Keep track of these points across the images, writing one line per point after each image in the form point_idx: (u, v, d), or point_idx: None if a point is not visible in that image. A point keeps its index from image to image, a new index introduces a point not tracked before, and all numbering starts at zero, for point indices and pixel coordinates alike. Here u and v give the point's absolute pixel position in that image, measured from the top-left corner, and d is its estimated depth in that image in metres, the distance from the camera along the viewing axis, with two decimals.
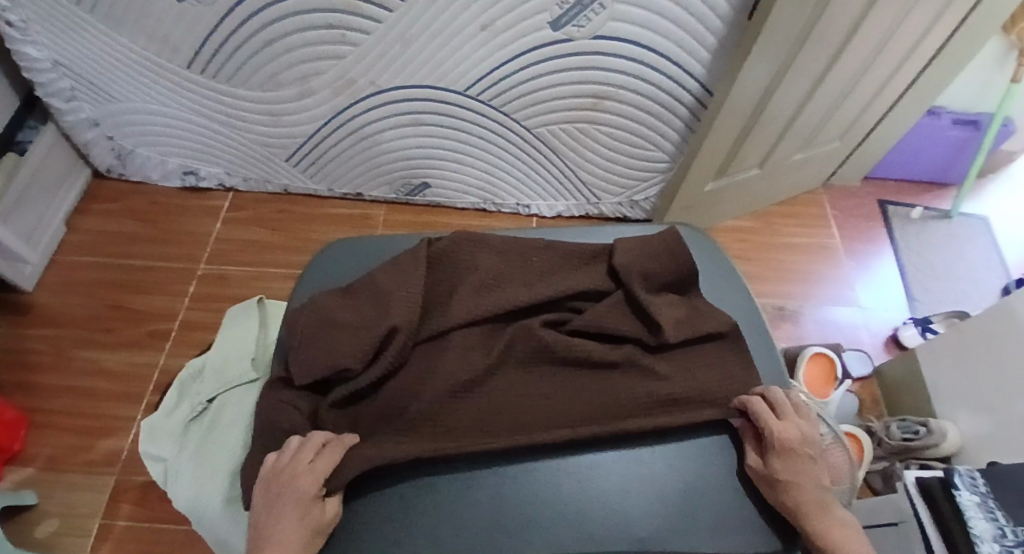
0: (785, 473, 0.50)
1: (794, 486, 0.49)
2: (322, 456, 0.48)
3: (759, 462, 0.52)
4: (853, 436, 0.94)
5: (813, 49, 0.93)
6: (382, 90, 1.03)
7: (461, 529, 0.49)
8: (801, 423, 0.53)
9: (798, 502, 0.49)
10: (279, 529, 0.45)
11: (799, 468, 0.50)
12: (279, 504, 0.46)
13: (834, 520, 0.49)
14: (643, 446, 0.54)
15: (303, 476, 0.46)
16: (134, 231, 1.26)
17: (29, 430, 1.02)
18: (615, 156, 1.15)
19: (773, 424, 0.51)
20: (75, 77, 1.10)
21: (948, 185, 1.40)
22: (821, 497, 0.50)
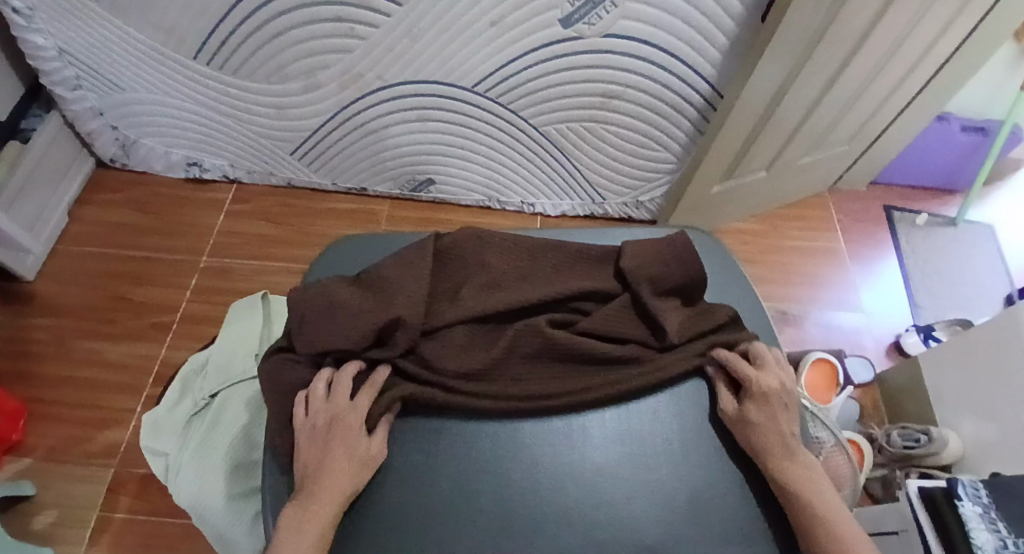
0: (756, 416, 0.52)
1: (763, 427, 0.51)
2: (358, 394, 0.51)
3: (734, 407, 0.53)
4: (853, 442, 0.94)
5: (824, 52, 0.92)
6: (389, 85, 1.03)
7: (445, 468, 0.51)
8: (780, 373, 0.54)
9: (766, 442, 0.51)
10: (328, 464, 0.48)
11: (771, 412, 0.52)
12: (325, 447, 0.49)
13: (799, 462, 0.50)
14: (649, 453, 0.53)
15: (347, 413, 0.50)
16: (137, 222, 1.26)
17: (30, 420, 1.02)
18: (622, 156, 1.14)
19: (749, 371, 0.53)
20: (80, 65, 1.09)
21: (954, 192, 1.39)
22: (790, 441, 0.51)
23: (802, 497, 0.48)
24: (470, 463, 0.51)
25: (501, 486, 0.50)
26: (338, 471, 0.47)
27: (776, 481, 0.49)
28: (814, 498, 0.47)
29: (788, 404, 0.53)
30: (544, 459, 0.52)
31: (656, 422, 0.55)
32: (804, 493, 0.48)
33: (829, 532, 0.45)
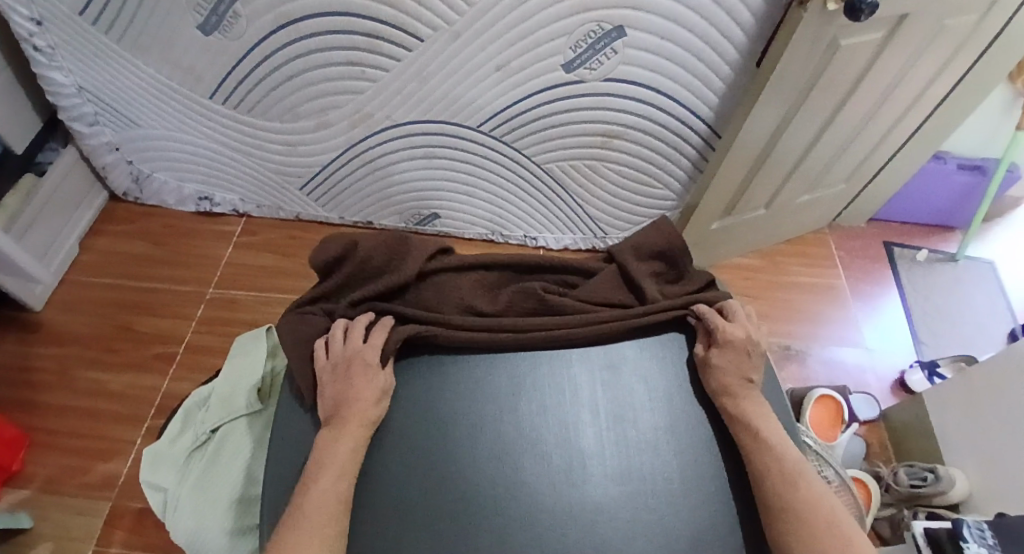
0: (719, 359, 0.56)
1: (724, 370, 0.56)
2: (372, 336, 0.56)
3: (702, 353, 0.58)
4: (859, 480, 0.93)
5: (819, 96, 0.95)
6: (397, 124, 1.06)
7: (431, 417, 0.55)
8: (748, 327, 0.59)
9: (726, 385, 0.55)
10: (351, 393, 0.52)
11: (735, 359, 0.56)
12: (345, 382, 0.53)
13: (753, 403, 0.55)
14: (651, 494, 0.52)
15: (365, 350, 0.55)
16: (146, 253, 1.28)
17: (30, 450, 1.02)
18: (623, 192, 1.17)
19: (719, 322, 0.58)
20: (98, 102, 1.13)
21: (954, 230, 1.41)
22: (745, 383, 0.55)
23: (750, 426, 0.53)
24: (469, 502, 0.50)
25: (496, 516, 0.50)
26: (352, 434, 0.51)
27: (729, 414, 0.54)
28: (759, 425, 0.52)
29: (752, 353, 0.57)
30: (535, 464, 0.53)
31: (657, 461, 0.54)
32: (752, 420, 0.53)
33: (773, 455, 0.51)
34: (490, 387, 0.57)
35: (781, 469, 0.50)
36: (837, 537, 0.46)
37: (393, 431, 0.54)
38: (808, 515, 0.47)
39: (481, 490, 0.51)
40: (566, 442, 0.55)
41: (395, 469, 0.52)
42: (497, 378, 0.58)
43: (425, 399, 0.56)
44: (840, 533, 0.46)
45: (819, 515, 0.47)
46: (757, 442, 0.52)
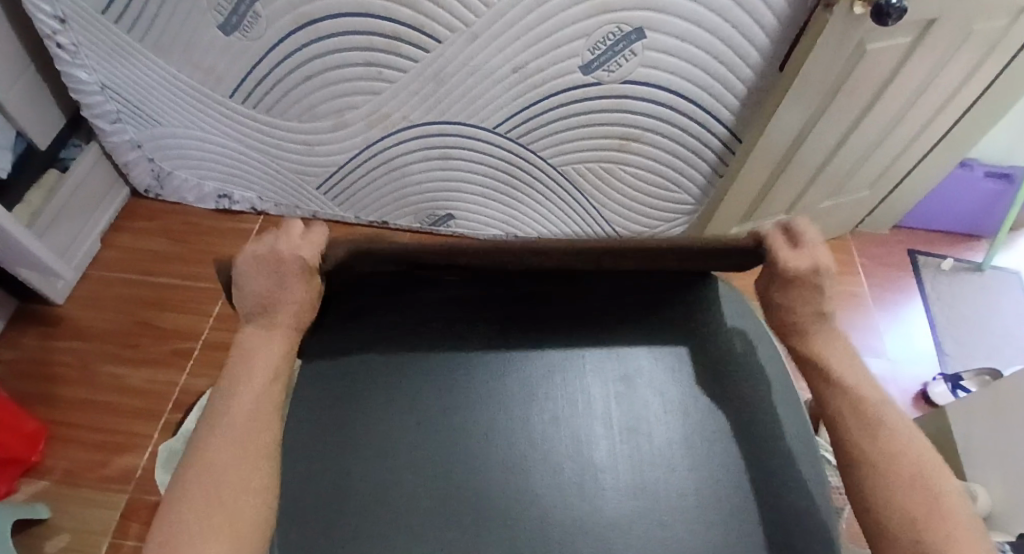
0: (785, 300, 0.51)
1: (789, 311, 0.51)
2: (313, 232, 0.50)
3: (766, 289, 0.52)
4: None
5: (844, 99, 0.93)
6: (414, 125, 1.06)
7: (443, 421, 0.55)
8: (819, 254, 0.49)
9: (791, 324, 0.52)
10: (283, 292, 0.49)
11: (803, 296, 0.50)
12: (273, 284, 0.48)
13: (826, 336, 0.52)
14: (663, 509, 0.51)
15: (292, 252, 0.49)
16: (165, 249, 1.30)
17: (50, 442, 1.04)
18: (640, 195, 1.15)
19: (781, 255, 0.49)
20: (121, 100, 1.15)
21: (980, 238, 1.37)
22: (816, 318, 0.51)
23: (821, 365, 0.50)
24: (477, 511, 0.50)
25: (504, 527, 0.49)
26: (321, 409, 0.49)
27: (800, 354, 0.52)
28: (833, 366, 0.49)
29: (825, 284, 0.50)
30: (544, 472, 0.53)
31: (671, 476, 0.53)
32: (826, 361, 0.50)
33: (849, 400, 0.47)
34: (503, 395, 0.57)
35: (859, 414, 0.46)
36: (928, 492, 0.41)
37: (408, 447, 0.54)
38: (885, 466, 0.42)
39: (490, 493, 0.51)
40: (577, 451, 0.54)
41: (404, 478, 0.52)
42: (507, 387, 0.58)
43: (436, 412, 0.56)
44: (931, 487, 0.41)
45: (901, 467, 0.42)
46: (830, 385, 0.48)
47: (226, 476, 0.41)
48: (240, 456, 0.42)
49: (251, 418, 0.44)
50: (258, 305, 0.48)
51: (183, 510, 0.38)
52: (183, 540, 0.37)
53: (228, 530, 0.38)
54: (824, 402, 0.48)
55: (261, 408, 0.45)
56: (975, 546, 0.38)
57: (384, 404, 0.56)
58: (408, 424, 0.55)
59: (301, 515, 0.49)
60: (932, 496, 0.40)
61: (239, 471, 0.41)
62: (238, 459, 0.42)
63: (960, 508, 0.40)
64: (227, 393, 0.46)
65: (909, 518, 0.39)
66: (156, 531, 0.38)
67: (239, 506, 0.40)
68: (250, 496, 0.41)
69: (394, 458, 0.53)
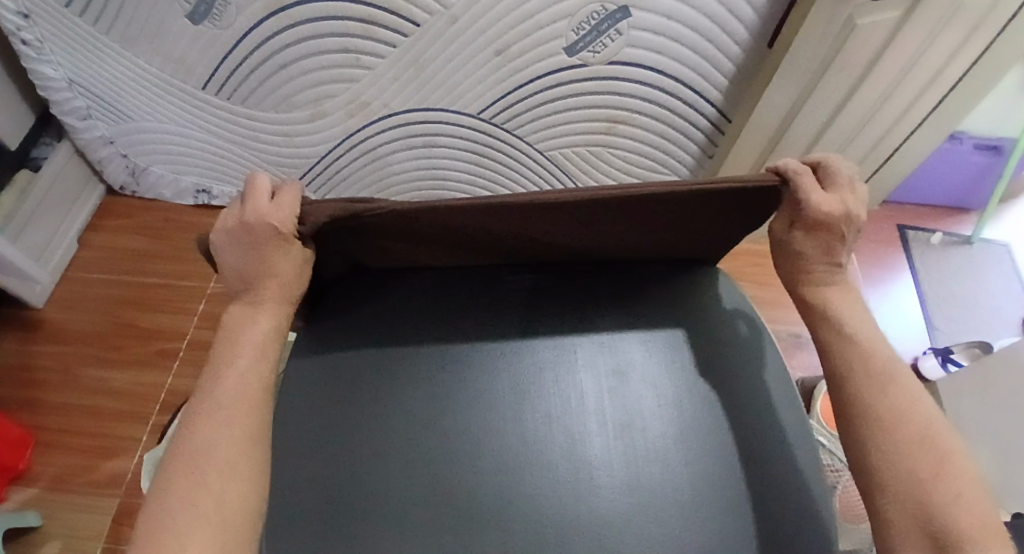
0: (801, 245, 0.51)
1: (805, 257, 0.51)
2: (281, 193, 0.48)
3: (783, 234, 0.52)
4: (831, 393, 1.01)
5: (834, 75, 0.91)
6: (395, 113, 1.03)
7: (432, 420, 0.54)
8: (853, 195, 0.49)
9: (801, 272, 0.52)
10: (267, 262, 0.47)
11: (823, 243, 0.50)
12: (252, 253, 0.47)
13: (835, 285, 0.51)
14: (656, 503, 0.50)
15: (267, 215, 0.47)
16: (146, 248, 1.26)
17: (37, 449, 1.02)
18: (628, 179, 1.13)
19: (813, 199, 0.48)
20: (90, 95, 1.11)
21: (968, 211, 1.37)
22: (829, 268, 0.51)
23: (831, 317, 0.49)
24: (470, 513, 0.49)
25: (497, 526, 0.48)
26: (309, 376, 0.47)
27: (806, 303, 0.51)
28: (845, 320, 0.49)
29: (849, 233, 0.49)
30: (535, 465, 0.52)
31: (666, 471, 0.52)
32: (837, 313, 0.49)
33: (857, 354, 0.46)
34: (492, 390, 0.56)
35: (867, 375, 0.45)
36: (934, 453, 0.40)
37: (396, 447, 0.52)
38: (892, 423, 0.42)
39: (480, 492, 0.50)
40: (569, 446, 0.53)
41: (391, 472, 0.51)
42: (497, 385, 0.57)
43: (423, 412, 0.54)
44: (936, 447, 0.40)
45: (903, 430, 0.41)
46: (840, 336, 0.48)
47: (214, 461, 0.40)
48: (223, 433, 0.41)
49: (236, 400, 0.43)
50: (242, 280, 0.48)
51: (170, 498, 0.37)
52: (169, 531, 0.36)
53: (211, 518, 0.37)
54: (829, 353, 0.48)
55: (247, 389, 0.44)
56: (982, 502, 0.37)
57: (370, 405, 0.55)
58: (394, 425, 0.53)
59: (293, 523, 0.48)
60: (938, 454, 0.39)
61: (225, 455, 0.40)
62: (224, 442, 0.41)
63: (965, 466, 0.39)
64: (213, 382, 0.44)
65: (910, 475, 0.39)
66: (142, 518, 0.37)
67: (222, 487, 0.38)
68: (235, 477, 0.39)
69: (383, 459, 0.52)
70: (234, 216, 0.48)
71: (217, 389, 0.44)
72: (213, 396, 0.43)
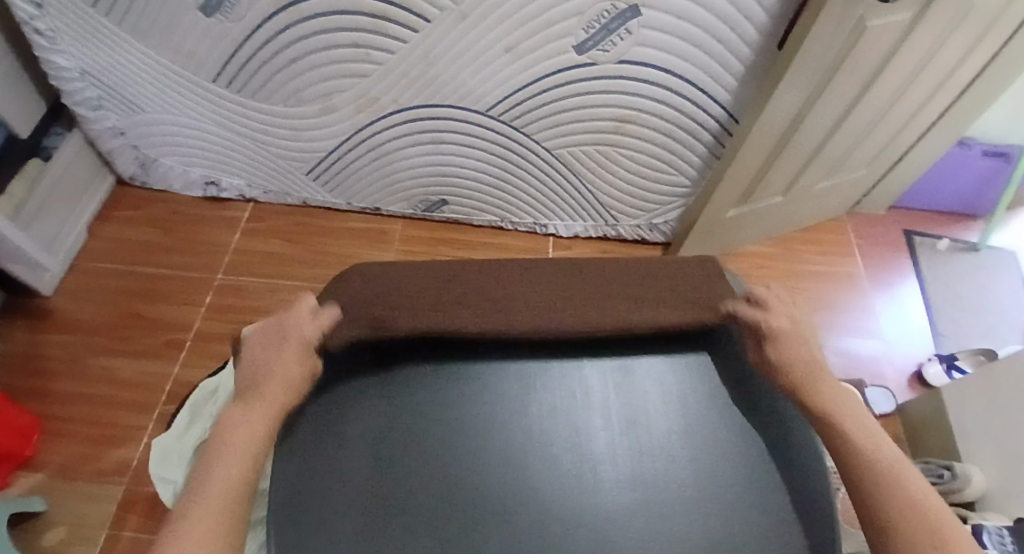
0: (775, 355, 0.53)
1: (790, 365, 0.52)
2: (319, 313, 0.54)
3: (756, 354, 0.55)
4: None
5: (843, 79, 0.92)
6: (403, 108, 1.03)
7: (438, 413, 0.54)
8: (788, 311, 0.55)
9: (796, 380, 0.51)
10: (280, 364, 0.50)
11: (791, 348, 0.53)
12: (269, 357, 0.51)
13: (824, 385, 0.51)
14: (662, 497, 0.50)
15: (302, 330, 0.53)
16: (154, 239, 1.27)
17: (42, 436, 1.03)
18: (635, 179, 1.14)
19: (759, 314, 0.54)
20: (102, 86, 1.12)
21: (976, 217, 1.37)
22: (814, 369, 0.52)
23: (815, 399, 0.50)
24: (478, 512, 0.48)
25: (506, 524, 0.48)
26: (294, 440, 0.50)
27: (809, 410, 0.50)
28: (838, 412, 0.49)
29: (805, 339, 0.54)
30: (538, 460, 0.52)
31: (671, 467, 0.52)
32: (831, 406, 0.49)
33: (840, 436, 0.47)
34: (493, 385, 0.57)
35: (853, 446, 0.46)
36: (937, 520, 0.40)
37: (402, 440, 0.52)
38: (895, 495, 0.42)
39: (486, 490, 0.50)
40: (571, 440, 0.54)
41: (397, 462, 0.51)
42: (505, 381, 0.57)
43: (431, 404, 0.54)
44: (929, 509, 0.41)
45: (903, 496, 0.42)
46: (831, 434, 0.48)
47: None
48: (205, 527, 0.39)
49: (224, 495, 0.41)
50: (249, 380, 0.50)
51: None
52: None
53: None
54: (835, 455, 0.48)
55: (234, 484, 0.42)
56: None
57: (377, 398, 0.54)
58: (399, 417, 0.53)
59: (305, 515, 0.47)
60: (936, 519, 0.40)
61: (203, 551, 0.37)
62: (200, 537, 0.38)
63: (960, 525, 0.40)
64: (202, 480, 0.42)
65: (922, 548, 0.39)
66: None
67: None
68: None
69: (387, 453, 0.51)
70: (269, 331, 0.53)
71: (204, 483, 0.42)
72: (198, 491, 0.41)
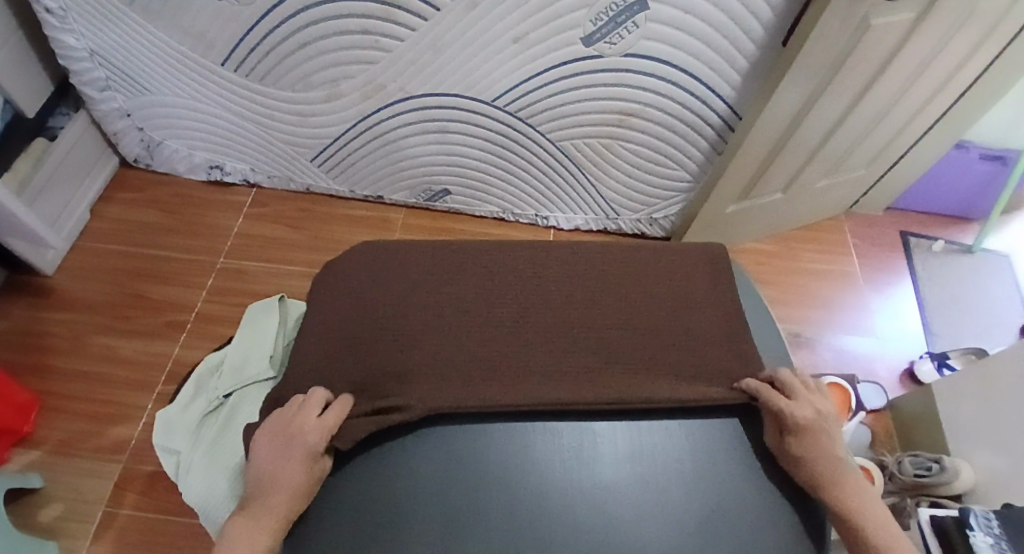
0: (799, 451, 0.51)
1: (812, 462, 0.51)
2: (329, 410, 0.54)
3: (778, 444, 0.53)
4: (836, 388, 1.03)
5: (844, 78, 0.93)
6: (410, 97, 1.04)
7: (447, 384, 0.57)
8: (812, 400, 0.55)
9: (817, 478, 0.51)
10: (285, 469, 0.50)
11: (814, 443, 0.52)
12: (277, 457, 0.51)
13: (847, 487, 0.50)
14: (654, 462, 0.54)
15: (308, 428, 0.52)
16: (157, 220, 1.28)
17: (42, 412, 1.03)
18: (637, 173, 1.15)
19: (782, 405, 0.53)
20: (110, 67, 1.12)
21: (971, 221, 1.39)
22: (836, 466, 0.51)
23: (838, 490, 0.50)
24: (482, 477, 0.52)
25: (507, 490, 0.52)
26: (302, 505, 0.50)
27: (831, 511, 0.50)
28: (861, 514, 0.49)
29: (827, 431, 0.53)
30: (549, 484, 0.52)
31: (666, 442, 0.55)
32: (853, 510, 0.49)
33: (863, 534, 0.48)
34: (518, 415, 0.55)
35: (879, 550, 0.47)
36: None
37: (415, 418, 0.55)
38: None
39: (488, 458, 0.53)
40: (580, 461, 0.54)
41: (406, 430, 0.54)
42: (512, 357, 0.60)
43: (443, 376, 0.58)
44: None
45: None
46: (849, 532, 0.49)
47: None
48: None
49: None
50: (257, 483, 0.50)
51: None
52: None
53: None
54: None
55: None
56: None
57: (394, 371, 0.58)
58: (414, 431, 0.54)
59: (330, 518, 0.51)
60: None
61: None
62: None
63: None
64: None
65: None
66: None
67: None
68: None
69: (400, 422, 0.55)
70: (279, 422, 0.53)
71: None
72: None
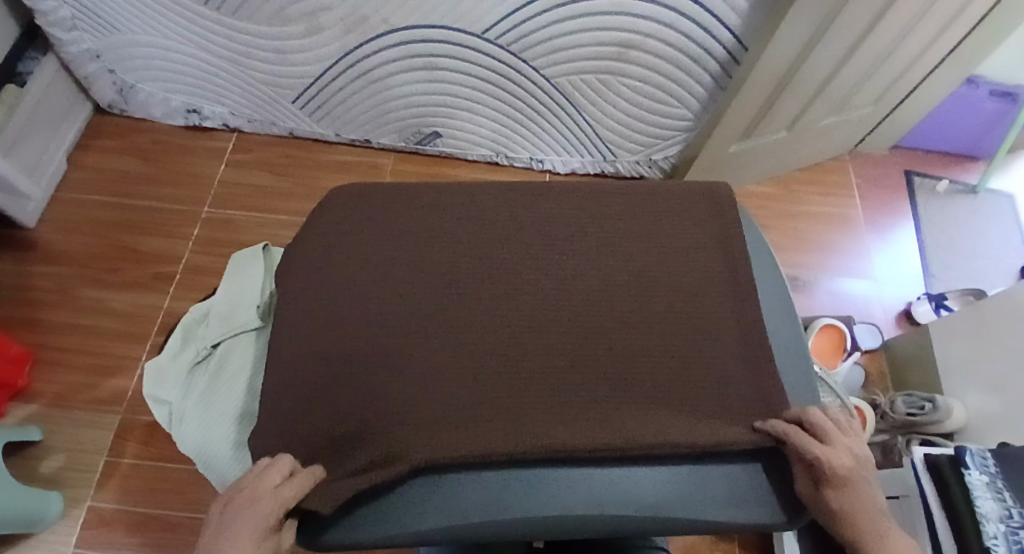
0: (840, 505, 0.44)
1: (853, 516, 0.45)
2: (295, 478, 0.44)
3: (812, 495, 0.45)
4: (832, 328, 1.03)
5: (856, 7, 0.87)
6: (394, 29, 0.98)
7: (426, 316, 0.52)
8: (847, 441, 0.47)
9: (859, 532, 0.44)
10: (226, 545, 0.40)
11: (852, 495, 0.45)
12: (223, 527, 0.41)
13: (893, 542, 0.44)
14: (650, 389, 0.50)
15: (265, 496, 0.42)
16: (138, 169, 1.23)
17: (36, 366, 1.02)
18: (636, 111, 1.10)
19: (822, 451, 0.44)
20: (75, 5, 1.04)
21: (977, 159, 1.35)
22: (878, 521, 0.45)
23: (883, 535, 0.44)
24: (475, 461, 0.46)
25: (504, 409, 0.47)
26: None
27: None
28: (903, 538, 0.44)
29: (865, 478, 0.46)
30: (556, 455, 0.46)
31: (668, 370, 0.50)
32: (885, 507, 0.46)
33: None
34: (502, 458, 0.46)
35: None
36: None
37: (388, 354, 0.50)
38: None
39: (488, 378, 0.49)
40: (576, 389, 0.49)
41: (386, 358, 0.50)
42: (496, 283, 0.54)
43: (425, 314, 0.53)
44: None
45: None
46: None
47: None
48: None
49: None
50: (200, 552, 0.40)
51: None
52: None
53: None
54: None
55: None
56: None
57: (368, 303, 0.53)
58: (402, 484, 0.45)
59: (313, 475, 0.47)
60: None
61: None
62: None
63: None
64: None
65: None
66: None
67: None
68: None
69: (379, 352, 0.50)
70: (233, 487, 0.44)
71: None
72: None
